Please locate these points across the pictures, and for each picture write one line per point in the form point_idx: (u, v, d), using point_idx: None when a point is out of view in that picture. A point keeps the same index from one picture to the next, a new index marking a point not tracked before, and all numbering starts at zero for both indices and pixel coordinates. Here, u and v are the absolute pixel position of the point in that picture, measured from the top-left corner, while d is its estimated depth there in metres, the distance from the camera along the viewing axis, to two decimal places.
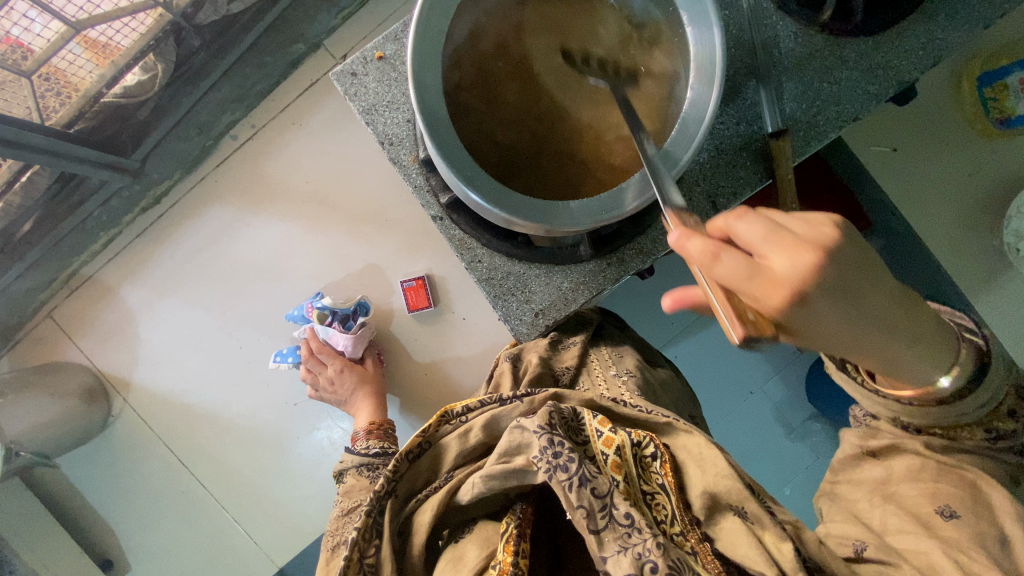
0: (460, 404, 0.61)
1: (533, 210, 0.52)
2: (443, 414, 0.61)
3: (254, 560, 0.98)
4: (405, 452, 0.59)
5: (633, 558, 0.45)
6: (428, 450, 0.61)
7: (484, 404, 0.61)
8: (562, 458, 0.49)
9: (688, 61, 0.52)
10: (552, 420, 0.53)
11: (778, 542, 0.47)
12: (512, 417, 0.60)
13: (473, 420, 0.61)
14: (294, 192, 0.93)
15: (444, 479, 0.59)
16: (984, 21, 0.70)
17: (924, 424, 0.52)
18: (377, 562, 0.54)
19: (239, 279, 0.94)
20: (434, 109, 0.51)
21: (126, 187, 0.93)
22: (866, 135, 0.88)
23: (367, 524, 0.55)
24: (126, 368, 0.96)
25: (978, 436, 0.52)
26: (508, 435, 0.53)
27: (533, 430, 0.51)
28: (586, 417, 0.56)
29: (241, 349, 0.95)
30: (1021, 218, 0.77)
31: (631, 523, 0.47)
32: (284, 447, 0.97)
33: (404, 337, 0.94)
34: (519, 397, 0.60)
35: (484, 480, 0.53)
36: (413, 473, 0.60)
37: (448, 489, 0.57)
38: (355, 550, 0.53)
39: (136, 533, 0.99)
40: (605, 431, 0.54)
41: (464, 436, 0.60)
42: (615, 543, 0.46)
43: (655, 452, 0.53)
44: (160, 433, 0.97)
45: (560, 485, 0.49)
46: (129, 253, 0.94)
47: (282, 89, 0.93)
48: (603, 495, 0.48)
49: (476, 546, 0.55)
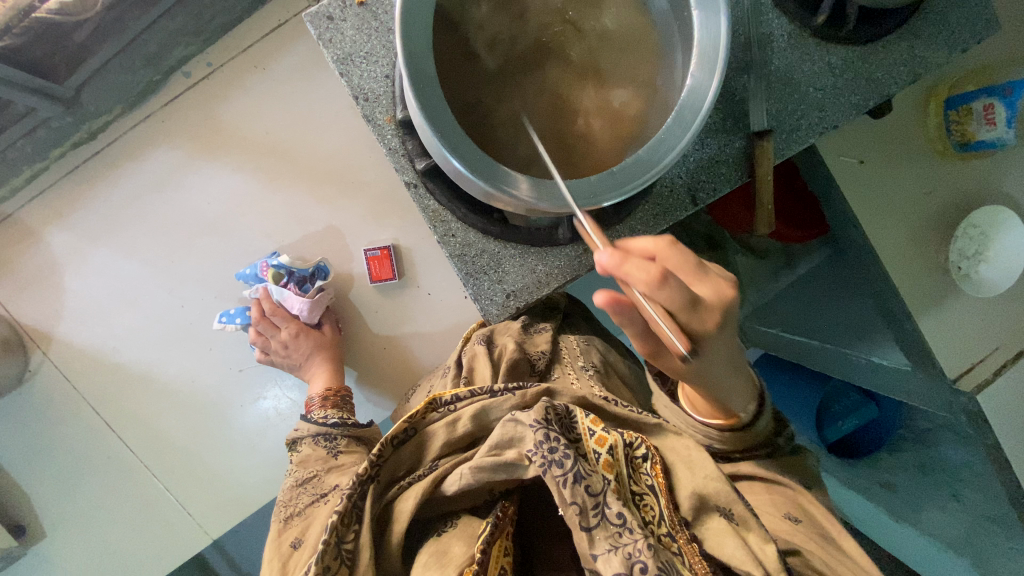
0: (449, 392, 0.59)
1: (518, 186, 0.49)
2: (431, 401, 0.59)
3: (185, 532, 0.93)
4: (389, 436, 0.57)
5: (623, 558, 0.44)
6: (412, 437, 0.58)
7: (474, 394, 0.59)
8: (557, 454, 0.48)
9: (690, 47, 0.50)
10: (548, 415, 0.51)
11: (761, 542, 0.47)
12: (502, 409, 0.58)
13: (462, 409, 0.58)
14: (251, 142, 0.85)
15: (429, 467, 0.57)
16: (962, 46, 0.72)
17: (727, 447, 0.56)
18: (355, 548, 0.51)
19: (184, 232, 0.86)
20: (423, 67, 0.47)
21: (55, 118, 0.81)
22: (835, 145, 0.92)
23: (347, 508, 0.52)
24: (47, 320, 0.87)
25: (762, 453, 0.58)
26: (500, 428, 0.52)
27: (528, 424, 0.50)
28: (579, 416, 0.53)
29: (182, 308, 0.88)
30: (965, 239, 0.83)
31: (622, 523, 0.46)
32: (224, 416, 0.92)
33: (363, 307, 0.90)
34: (511, 389, 0.58)
35: (473, 472, 0.52)
36: (396, 459, 0.58)
37: (433, 478, 0.55)
38: (334, 533, 0.51)
39: (54, 499, 0.91)
40: (597, 430, 0.52)
41: (452, 424, 0.58)
42: (606, 542, 0.45)
43: (647, 453, 0.52)
44: (85, 394, 0.89)
45: (553, 480, 0.48)
46: (56, 192, 0.84)
47: (245, 27, 0.84)
48: (596, 493, 0.47)
49: (462, 543, 0.52)
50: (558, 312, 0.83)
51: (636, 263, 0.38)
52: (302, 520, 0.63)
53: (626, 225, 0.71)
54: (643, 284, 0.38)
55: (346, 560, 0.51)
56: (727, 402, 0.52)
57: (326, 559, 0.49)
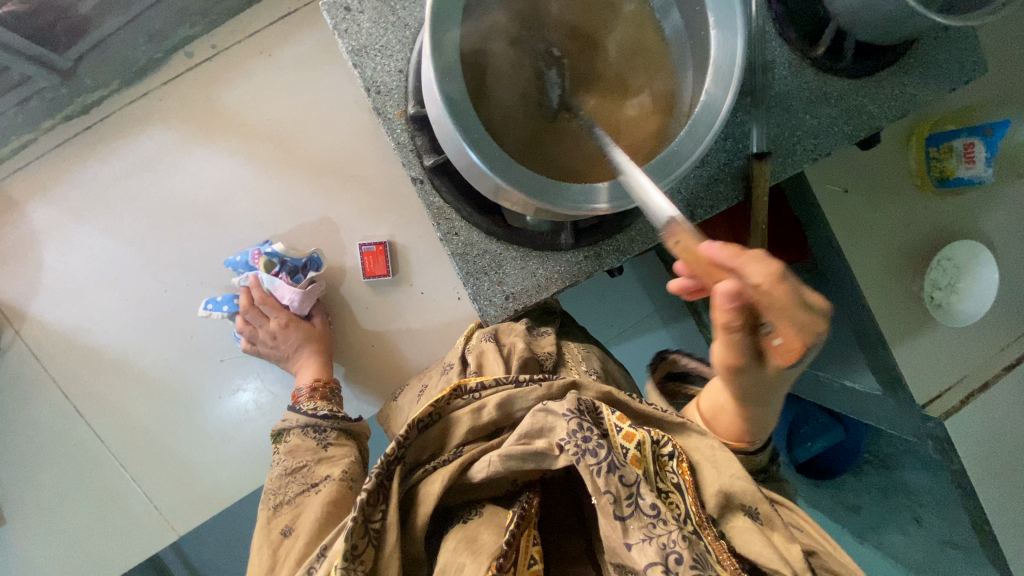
0: (474, 380, 0.61)
1: (536, 184, 0.50)
2: (456, 388, 0.61)
3: (152, 528, 0.89)
4: (416, 419, 0.58)
5: (658, 547, 0.46)
6: (436, 422, 0.60)
7: (499, 383, 0.61)
8: (591, 443, 0.49)
9: (707, 64, 0.52)
10: (580, 406, 0.53)
11: (786, 542, 0.50)
12: (527, 400, 0.59)
13: (487, 397, 0.60)
14: (251, 129, 0.84)
15: (453, 453, 0.58)
16: (949, 85, 0.77)
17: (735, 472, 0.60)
18: (382, 528, 0.52)
19: (173, 214, 0.84)
20: (452, 64, 0.48)
21: (51, 88, 0.80)
22: (823, 171, 0.93)
23: (375, 487, 0.53)
24: (21, 297, 0.83)
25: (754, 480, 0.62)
26: (530, 417, 0.54)
27: (562, 413, 0.52)
28: (606, 412, 0.54)
29: (165, 293, 0.85)
30: (938, 270, 0.89)
31: (656, 514, 0.47)
32: (202, 406, 0.89)
33: (354, 302, 0.89)
34: (537, 380, 0.60)
35: (502, 459, 0.53)
36: (422, 442, 0.59)
37: (460, 463, 0.56)
38: (361, 512, 0.51)
39: (15, 487, 0.86)
40: (625, 427, 0.52)
41: (476, 411, 0.59)
42: (640, 532, 0.47)
43: (673, 451, 0.53)
44: (54, 377, 0.85)
45: (588, 469, 0.48)
46: (43, 165, 0.81)
47: (253, 13, 0.83)
48: (630, 484, 0.48)
49: (491, 530, 0.53)
50: (554, 317, 0.85)
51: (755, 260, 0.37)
52: (292, 508, 0.67)
53: (626, 235, 0.72)
54: (758, 278, 0.36)
55: (373, 539, 0.51)
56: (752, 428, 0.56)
57: (354, 537, 0.49)
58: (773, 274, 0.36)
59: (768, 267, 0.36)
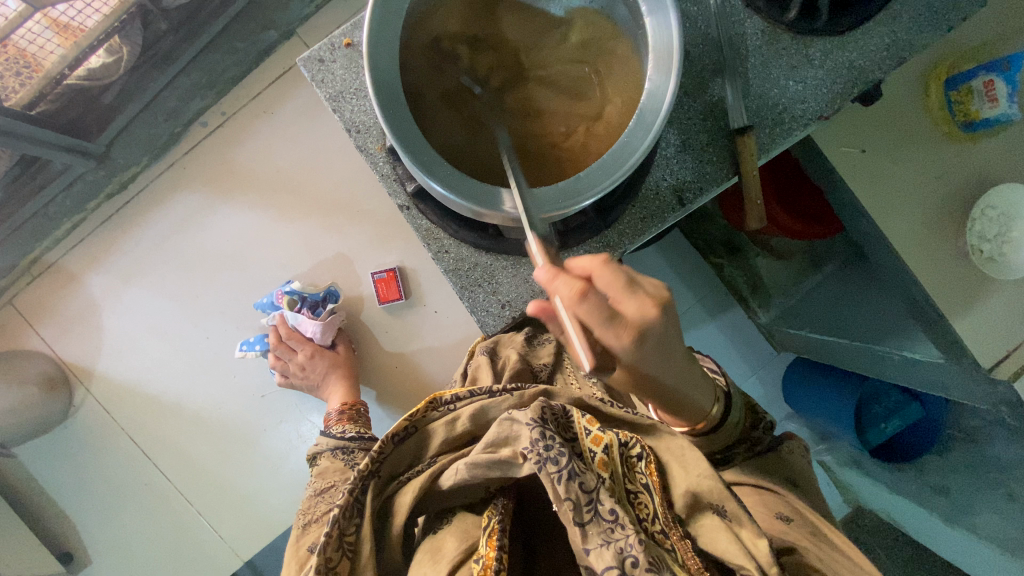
0: (449, 393, 0.64)
1: (491, 196, 0.52)
2: (432, 401, 0.63)
3: (219, 556, 0.97)
4: (391, 435, 0.60)
5: (615, 552, 0.46)
6: (414, 434, 0.62)
7: (473, 395, 0.63)
8: (552, 451, 0.49)
9: (647, 52, 0.52)
10: (543, 414, 0.53)
11: (754, 537, 0.47)
12: (500, 409, 0.62)
13: (462, 409, 0.63)
14: (264, 181, 0.92)
15: (428, 463, 0.60)
16: (947, 24, 0.72)
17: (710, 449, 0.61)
18: (356, 540, 0.55)
19: (205, 269, 0.93)
20: (391, 96, 0.51)
21: (90, 172, 0.91)
22: (833, 136, 0.87)
23: (348, 502, 0.55)
24: (89, 358, 0.94)
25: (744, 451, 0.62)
26: (496, 427, 0.54)
27: (524, 422, 0.52)
28: (575, 416, 0.55)
29: (207, 339, 0.94)
30: (981, 220, 0.79)
31: (614, 519, 0.47)
32: (251, 440, 0.96)
33: (374, 328, 0.94)
34: (508, 390, 0.62)
35: (469, 467, 0.54)
36: (398, 455, 0.61)
37: (431, 473, 0.58)
38: (336, 526, 0.54)
39: (98, 525, 0.97)
40: (593, 430, 0.54)
41: (450, 424, 0.62)
42: (599, 536, 0.47)
43: (641, 453, 0.54)
44: (124, 426, 0.95)
45: (549, 477, 0.49)
46: (94, 240, 0.93)
47: (252, 79, 0.92)
48: (589, 490, 0.49)
49: (454, 537, 0.55)
50: None
51: (564, 279, 0.40)
52: (317, 526, 0.69)
53: (614, 230, 0.73)
54: (564, 299, 0.40)
55: (347, 551, 0.54)
56: (686, 403, 0.54)
57: (328, 550, 0.52)
58: (573, 296, 0.39)
59: (570, 283, 0.39)
